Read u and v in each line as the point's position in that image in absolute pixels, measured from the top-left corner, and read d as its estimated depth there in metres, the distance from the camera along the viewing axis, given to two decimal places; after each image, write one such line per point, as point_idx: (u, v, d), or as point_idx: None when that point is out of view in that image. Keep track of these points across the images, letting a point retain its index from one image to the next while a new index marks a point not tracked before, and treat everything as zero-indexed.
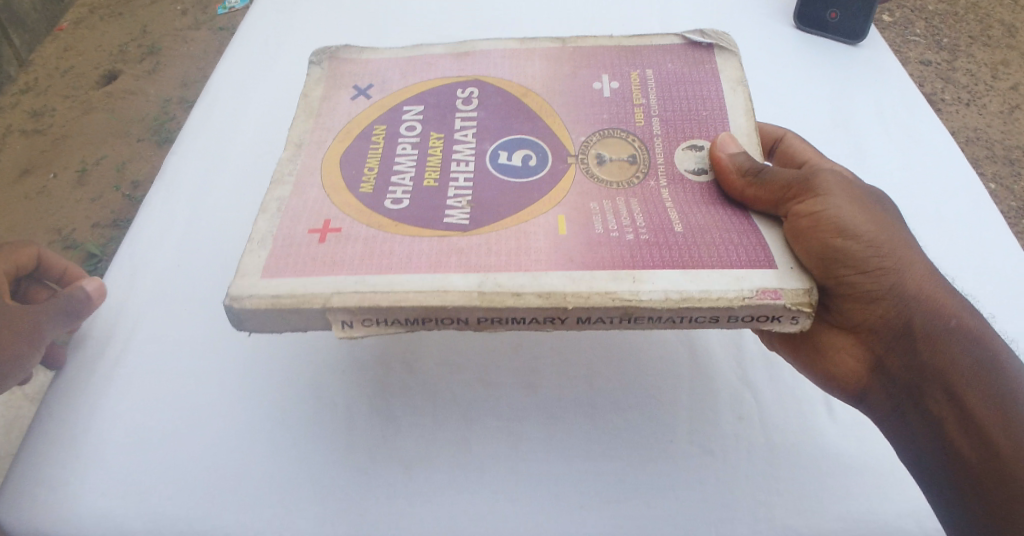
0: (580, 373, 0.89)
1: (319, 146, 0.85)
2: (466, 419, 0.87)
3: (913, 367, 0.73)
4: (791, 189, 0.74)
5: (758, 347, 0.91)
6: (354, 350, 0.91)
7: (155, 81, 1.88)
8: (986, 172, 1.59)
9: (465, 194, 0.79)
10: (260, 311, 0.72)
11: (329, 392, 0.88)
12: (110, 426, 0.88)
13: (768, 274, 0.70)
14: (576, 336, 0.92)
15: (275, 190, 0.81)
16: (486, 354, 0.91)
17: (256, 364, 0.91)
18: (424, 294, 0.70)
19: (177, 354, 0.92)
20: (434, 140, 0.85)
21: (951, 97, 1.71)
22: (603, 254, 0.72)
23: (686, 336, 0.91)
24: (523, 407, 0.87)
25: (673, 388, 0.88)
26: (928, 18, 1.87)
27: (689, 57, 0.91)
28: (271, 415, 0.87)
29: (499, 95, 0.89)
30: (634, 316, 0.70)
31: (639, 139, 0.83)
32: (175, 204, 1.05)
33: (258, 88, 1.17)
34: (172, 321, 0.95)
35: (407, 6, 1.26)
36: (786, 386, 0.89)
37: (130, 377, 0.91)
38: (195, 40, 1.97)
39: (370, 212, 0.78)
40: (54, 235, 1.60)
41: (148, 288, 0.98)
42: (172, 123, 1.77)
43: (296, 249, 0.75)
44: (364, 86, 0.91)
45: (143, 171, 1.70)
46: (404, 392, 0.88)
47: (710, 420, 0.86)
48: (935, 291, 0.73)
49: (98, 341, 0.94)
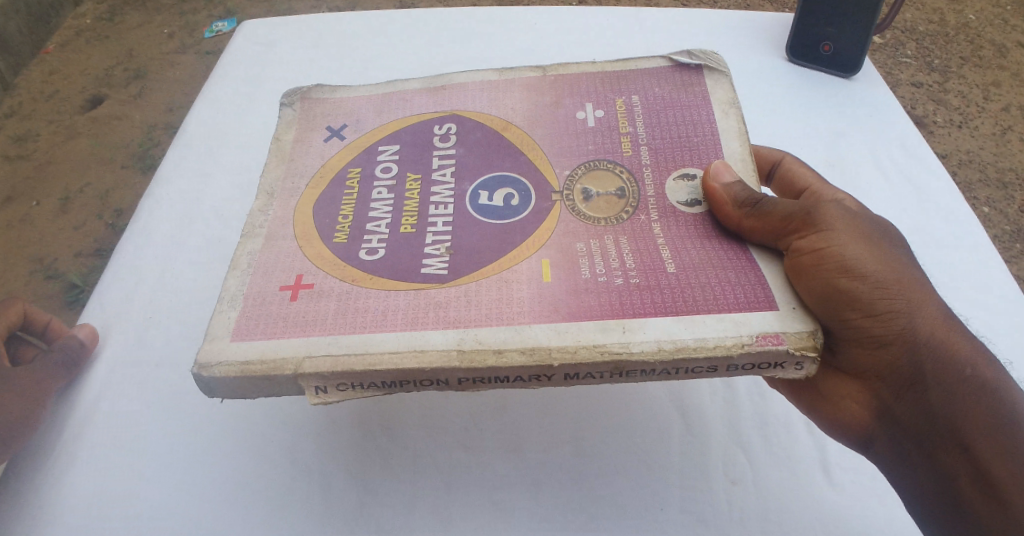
0: (566, 438, 0.85)
1: (291, 194, 0.81)
2: (446, 487, 0.83)
3: (924, 419, 0.67)
4: (791, 222, 0.69)
5: (751, 406, 0.87)
6: (332, 415, 0.87)
7: (140, 107, 1.77)
8: (980, 196, 1.53)
9: (444, 240, 0.74)
10: (229, 379, 0.68)
11: (306, 462, 0.84)
12: (83, 501, 0.83)
13: (768, 316, 0.65)
14: (561, 396, 0.88)
15: (245, 242, 0.77)
16: (467, 418, 0.87)
17: (237, 429, 0.86)
18: (401, 355, 0.66)
19: (151, 423, 0.87)
20: (411, 181, 0.81)
21: (943, 119, 1.65)
22: (591, 301, 0.67)
23: (675, 396, 0.88)
24: (506, 476, 0.83)
25: (664, 450, 0.84)
26: (918, 39, 1.80)
27: (676, 79, 0.87)
28: (250, 486, 0.83)
29: (479, 129, 0.85)
30: (626, 369, 0.65)
31: (628, 170, 0.79)
32: (146, 256, 1.00)
33: (236, 130, 1.13)
34: (146, 386, 0.90)
35: (387, 43, 1.22)
36: (780, 448, 0.85)
37: (101, 446, 0.86)
38: (181, 64, 1.86)
39: (343, 264, 0.73)
40: (32, 264, 1.49)
41: (121, 349, 0.93)
42: (156, 148, 1.68)
43: (267, 307, 0.71)
44: (338, 126, 0.87)
45: (125, 199, 1.60)
46: (382, 463, 0.84)
47: (703, 486, 0.82)
48: (948, 336, 0.67)
49: (71, 407, 0.89)
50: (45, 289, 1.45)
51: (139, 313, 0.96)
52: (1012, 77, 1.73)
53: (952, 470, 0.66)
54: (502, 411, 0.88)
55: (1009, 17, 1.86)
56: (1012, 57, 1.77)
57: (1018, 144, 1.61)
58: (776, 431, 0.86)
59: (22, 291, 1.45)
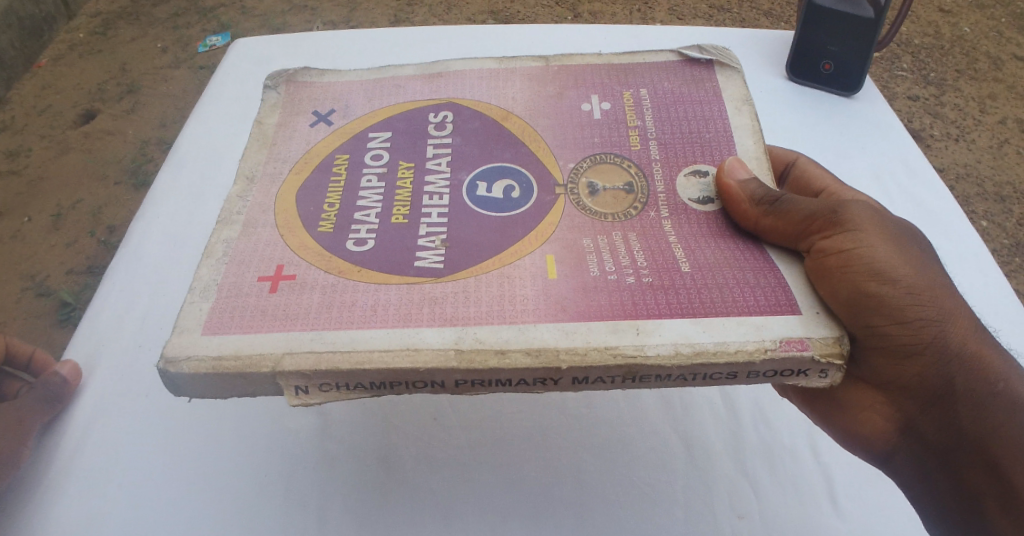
0: (569, 470, 0.88)
1: (273, 179, 0.75)
2: (446, 521, 0.84)
3: (952, 434, 0.65)
4: (814, 222, 0.65)
5: (756, 440, 0.90)
6: (338, 449, 0.89)
7: (133, 122, 1.74)
8: (977, 209, 1.51)
9: (439, 232, 0.69)
10: (199, 376, 0.61)
11: (314, 494, 0.85)
12: (69, 531, 0.80)
13: (791, 321, 0.60)
14: (564, 431, 0.91)
15: (221, 230, 0.70)
16: (470, 450, 0.90)
17: (241, 458, 0.86)
18: (392, 354, 0.60)
19: (148, 451, 0.85)
20: (402, 170, 0.75)
21: (940, 132, 1.65)
22: (601, 300, 0.62)
23: (679, 430, 0.91)
24: (508, 508, 0.85)
25: (667, 483, 0.87)
26: (914, 52, 1.80)
27: (687, 75, 0.83)
28: (253, 512, 0.83)
29: (477, 119, 0.79)
30: (640, 375, 0.60)
31: (636, 164, 0.74)
32: (136, 280, 0.96)
33: (226, 132, 1.09)
34: (140, 413, 0.88)
35: (381, 40, 1.17)
36: (788, 478, 0.87)
37: (93, 473, 0.83)
38: (175, 78, 1.83)
39: (329, 255, 0.67)
40: (26, 280, 1.47)
41: (111, 375, 0.90)
42: (150, 165, 1.65)
43: (244, 299, 0.65)
44: (325, 111, 0.81)
45: (120, 216, 1.57)
46: (388, 497, 0.85)
47: (708, 520, 0.84)
48: (980, 349, 0.64)
49: (59, 435, 0.86)
50: (38, 307, 1.43)
51: (131, 340, 0.92)
52: (1008, 90, 1.73)
53: (977, 490, 0.65)
54: (501, 446, 0.90)
55: (1004, 29, 1.87)
56: (1008, 69, 1.77)
57: (1015, 157, 1.60)
58: (782, 457, 0.88)
59: (12, 309, 1.43)
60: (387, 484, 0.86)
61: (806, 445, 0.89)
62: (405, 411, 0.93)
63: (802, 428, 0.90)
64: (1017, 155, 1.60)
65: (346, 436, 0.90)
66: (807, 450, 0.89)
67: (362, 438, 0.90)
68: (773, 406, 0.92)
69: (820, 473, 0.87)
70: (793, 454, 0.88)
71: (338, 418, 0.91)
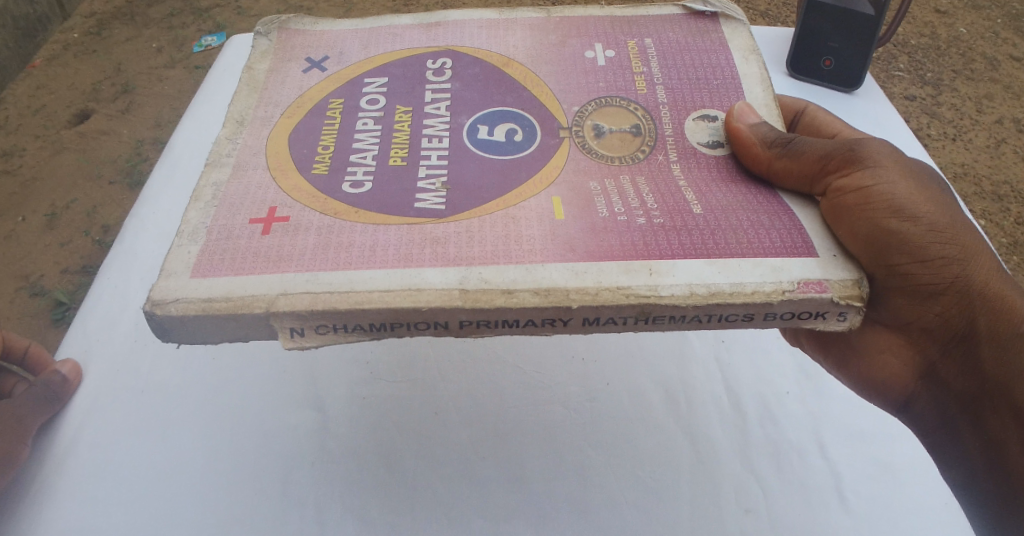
0: (573, 468, 0.87)
1: (264, 123, 0.70)
2: (447, 520, 0.83)
3: (972, 377, 0.67)
4: (830, 161, 0.64)
5: (765, 434, 0.89)
6: (333, 451, 0.88)
7: (128, 122, 1.72)
8: (975, 209, 1.50)
9: (439, 174, 0.65)
10: (189, 319, 0.58)
11: (314, 496, 0.84)
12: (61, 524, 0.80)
13: (809, 263, 0.59)
14: (567, 426, 0.91)
15: (209, 172, 0.66)
16: (470, 446, 0.89)
17: (243, 455, 0.86)
18: (393, 294, 0.57)
19: (147, 446, 0.86)
20: (400, 114, 0.70)
21: (937, 132, 1.63)
22: (611, 241, 0.60)
23: (685, 425, 0.91)
24: (510, 505, 0.84)
25: (673, 479, 0.86)
26: (911, 53, 1.80)
27: (692, 27, 0.77)
28: (249, 522, 0.82)
29: (477, 66, 0.74)
30: (653, 316, 0.58)
31: (643, 107, 0.70)
32: (132, 277, 0.99)
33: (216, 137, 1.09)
34: (136, 410, 0.88)
35: None
36: (795, 475, 0.86)
37: (89, 467, 0.84)
38: (170, 79, 1.82)
39: (324, 197, 0.63)
40: (20, 281, 1.44)
41: (103, 375, 0.91)
42: (145, 164, 1.62)
43: (234, 242, 0.61)
44: (318, 58, 0.75)
45: (114, 215, 1.54)
46: (389, 497, 0.85)
47: (715, 515, 0.84)
48: (1001, 289, 0.65)
49: (57, 431, 0.87)
50: (32, 306, 1.40)
51: (129, 333, 0.94)
52: (1005, 90, 1.71)
53: (998, 433, 0.66)
54: (505, 441, 0.90)
55: (1000, 30, 1.85)
56: (1004, 69, 1.76)
57: (1012, 157, 1.58)
58: (788, 456, 0.87)
59: (6, 309, 1.40)
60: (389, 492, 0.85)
61: (813, 443, 0.88)
62: (407, 407, 0.93)
63: (807, 426, 0.89)
64: (1013, 154, 1.59)
65: (348, 439, 0.89)
66: (813, 448, 0.88)
67: (362, 443, 0.89)
68: (777, 403, 0.92)
69: (826, 470, 0.86)
70: (801, 455, 0.87)
71: (337, 415, 0.91)
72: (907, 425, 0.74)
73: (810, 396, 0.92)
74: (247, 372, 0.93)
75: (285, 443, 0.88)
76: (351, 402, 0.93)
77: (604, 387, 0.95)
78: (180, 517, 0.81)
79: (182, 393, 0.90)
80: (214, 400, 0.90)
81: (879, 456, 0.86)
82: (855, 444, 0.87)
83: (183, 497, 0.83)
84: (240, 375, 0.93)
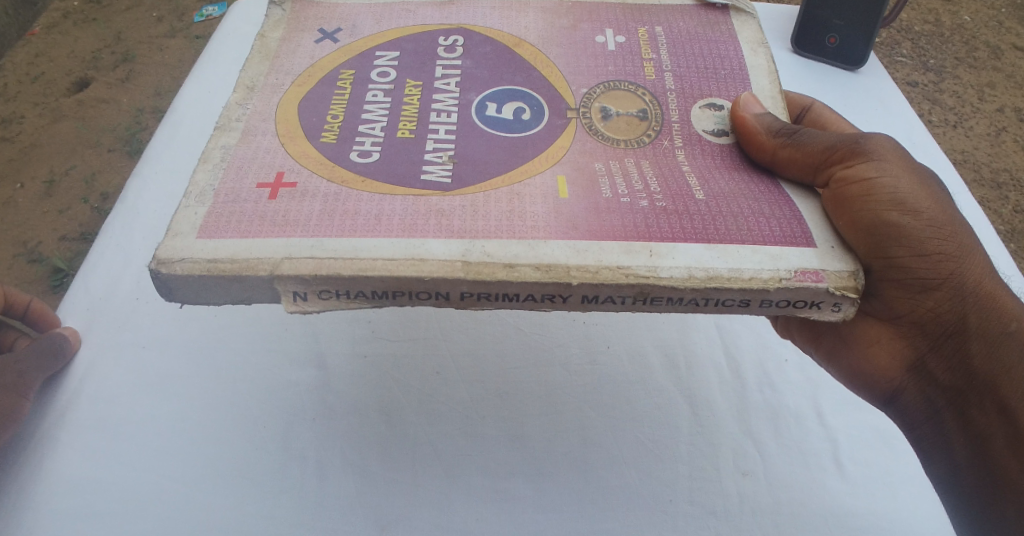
0: (573, 434, 0.88)
1: (274, 90, 0.70)
2: (446, 475, 0.84)
3: (960, 373, 0.68)
4: (836, 152, 0.65)
5: (763, 404, 0.90)
6: (334, 407, 0.89)
7: (128, 91, 1.72)
8: (975, 195, 1.50)
9: (447, 148, 0.65)
10: (194, 279, 0.59)
11: (312, 450, 0.85)
12: (55, 476, 0.81)
13: (806, 253, 0.60)
14: (567, 394, 0.92)
15: (219, 136, 0.66)
16: (470, 405, 0.90)
17: (238, 407, 0.88)
18: (396, 262, 0.58)
19: (140, 400, 0.87)
20: (410, 87, 0.70)
21: (938, 118, 1.64)
22: (614, 222, 0.61)
23: (686, 395, 0.91)
24: (510, 461, 0.85)
25: (671, 445, 0.87)
26: (914, 39, 1.80)
27: (703, 18, 0.77)
28: (249, 473, 0.83)
29: (488, 45, 0.74)
30: (651, 296, 0.59)
31: (650, 93, 0.71)
32: (135, 246, 0.99)
33: None
34: (131, 367, 0.89)
35: None
36: (790, 442, 0.87)
37: (83, 419, 0.85)
38: (170, 48, 1.82)
39: (332, 165, 0.64)
40: (18, 247, 1.44)
41: (102, 337, 0.91)
42: (144, 133, 1.63)
43: (241, 205, 0.62)
44: (331, 29, 0.75)
45: (113, 183, 1.54)
46: (385, 448, 0.86)
47: (711, 478, 0.84)
48: (992, 288, 0.66)
49: (55, 391, 0.88)
50: (30, 273, 1.41)
51: (128, 298, 0.95)
52: (1006, 78, 1.72)
53: (984, 428, 0.67)
54: (505, 400, 0.91)
55: (1004, 19, 1.86)
56: (1006, 58, 1.76)
57: (1013, 146, 1.59)
58: (788, 424, 0.89)
59: (4, 273, 1.40)
60: (388, 443, 0.86)
61: (811, 413, 0.89)
62: (407, 367, 0.93)
63: (806, 398, 0.90)
64: (1013, 143, 1.60)
65: (347, 396, 0.90)
66: (812, 417, 0.89)
67: (361, 397, 0.90)
68: (777, 374, 0.92)
69: (825, 437, 0.87)
70: (799, 425, 0.88)
71: (337, 375, 0.92)
72: (893, 418, 0.75)
73: (810, 367, 0.93)
74: (243, 334, 0.93)
75: (283, 398, 0.89)
76: (349, 363, 0.93)
77: (603, 355, 0.96)
78: (178, 470, 0.82)
79: (178, 352, 0.91)
80: (210, 360, 0.91)
81: (878, 425, 0.88)
82: (852, 416, 0.89)
83: (179, 449, 0.84)
84: (237, 339, 0.93)
